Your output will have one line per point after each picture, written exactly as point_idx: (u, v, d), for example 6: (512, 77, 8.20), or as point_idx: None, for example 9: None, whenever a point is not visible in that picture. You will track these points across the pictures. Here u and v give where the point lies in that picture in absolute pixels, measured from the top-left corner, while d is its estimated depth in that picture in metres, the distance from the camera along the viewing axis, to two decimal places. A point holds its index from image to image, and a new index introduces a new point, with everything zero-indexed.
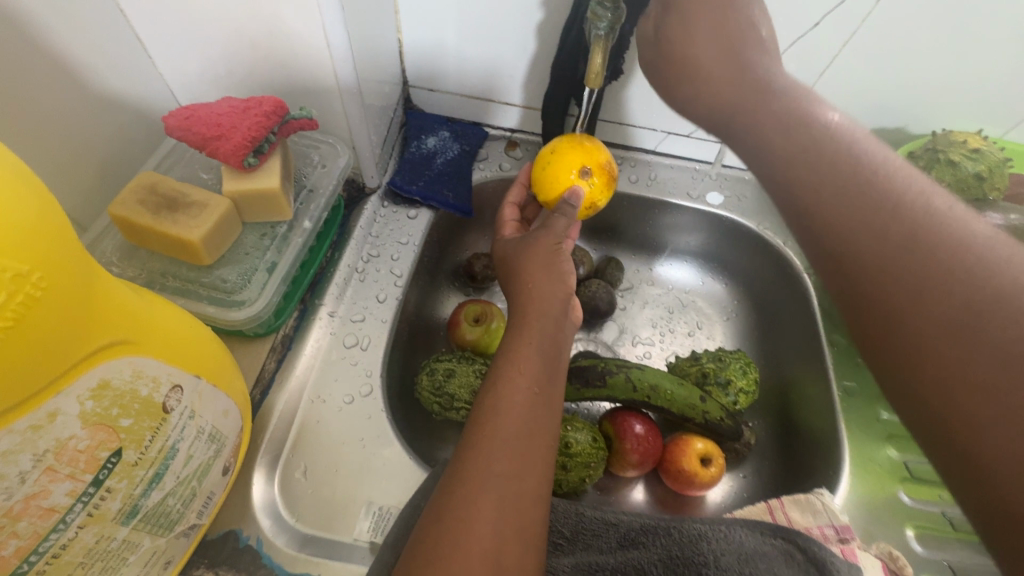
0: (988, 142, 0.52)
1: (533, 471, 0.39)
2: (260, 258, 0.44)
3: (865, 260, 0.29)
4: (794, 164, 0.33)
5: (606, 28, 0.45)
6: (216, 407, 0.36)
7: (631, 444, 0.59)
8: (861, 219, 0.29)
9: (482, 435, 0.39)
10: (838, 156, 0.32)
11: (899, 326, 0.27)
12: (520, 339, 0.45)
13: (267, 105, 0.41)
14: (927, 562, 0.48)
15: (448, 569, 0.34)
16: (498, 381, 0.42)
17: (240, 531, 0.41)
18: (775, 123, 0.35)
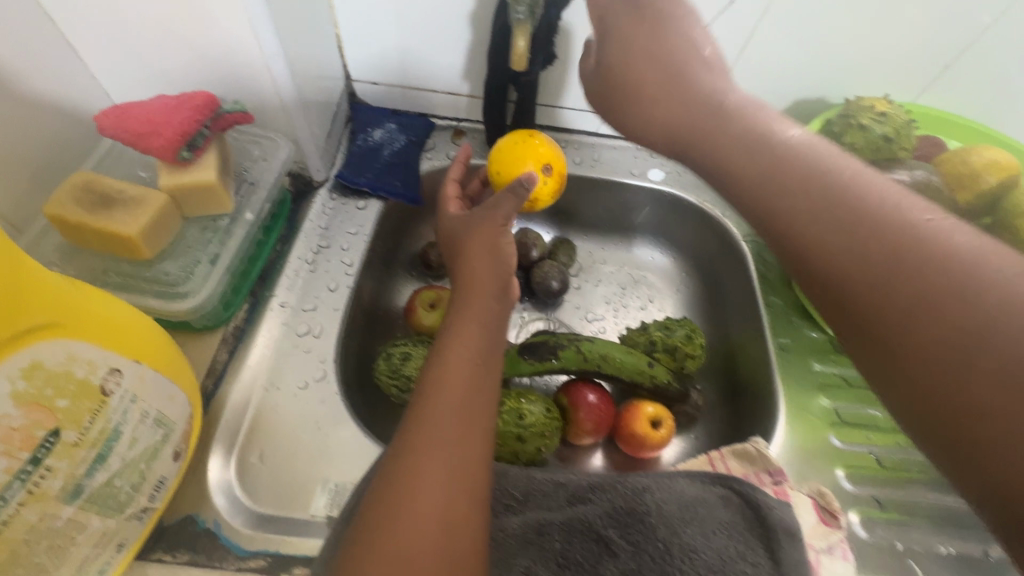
0: (894, 106, 0.56)
1: (476, 442, 0.40)
2: (203, 251, 0.45)
3: (855, 279, 0.27)
4: (763, 186, 0.31)
5: (525, 11, 0.52)
6: (162, 393, 0.37)
7: (585, 412, 0.61)
8: (857, 248, 0.27)
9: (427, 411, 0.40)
10: (800, 173, 0.30)
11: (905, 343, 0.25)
12: (464, 316, 0.46)
13: (199, 99, 0.42)
14: (856, 498, 0.51)
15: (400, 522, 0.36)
16: (442, 357, 0.43)
17: (198, 515, 0.42)
18: (741, 161, 0.33)
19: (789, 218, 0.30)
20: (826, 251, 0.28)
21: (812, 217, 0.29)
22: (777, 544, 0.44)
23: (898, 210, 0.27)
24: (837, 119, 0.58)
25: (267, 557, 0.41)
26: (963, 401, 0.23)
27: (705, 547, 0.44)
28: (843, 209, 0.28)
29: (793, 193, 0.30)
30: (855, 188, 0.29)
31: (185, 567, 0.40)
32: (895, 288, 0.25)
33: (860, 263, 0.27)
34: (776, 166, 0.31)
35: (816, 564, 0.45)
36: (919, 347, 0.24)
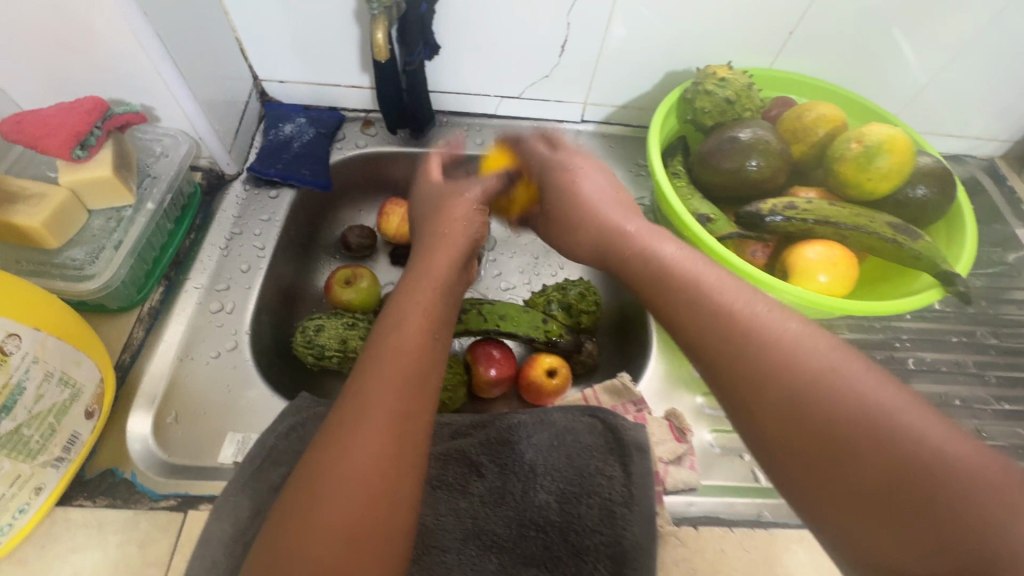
0: (735, 71, 0.63)
1: (417, 432, 0.36)
2: (107, 239, 0.51)
3: (758, 391, 0.32)
4: (684, 312, 0.37)
5: (379, 8, 0.60)
6: (66, 357, 0.43)
7: (489, 366, 0.68)
8: (749, 364, 0.33)
9: (363, 394, 0.35)
10: (699, 300, 0.37)
11: (764, 411, 0.32)
12: (416, 292, 0.42)
13: (89, 103, 0.48)
14: (714, 419, 0.58)
15: (331, 502, 0.32)
16: (385, 336, 0.39)
17: (116, 468, 0.48)
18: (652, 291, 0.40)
19: (675, 314, 0.38)
20: (719, 354, 0.34)
21: (693, 313, 0.37)
22: (629, 459, 0.51)
23: (760, 322, 0.34)
24: (689, 89, 0.64)
25: (176, 497, 0.47)
26: (837, 464, 0.28)
27: (566, 465, 0.51)
28: (709, 305, 0.36)
29: (679, 295, 0.38)
30: (719, 290, 0.37)
31: (103, 510, 0.46)
32: (748, 370, 0.33)
33: (729, 361, 0.34)
34: (668, 277, 0.40)
35: (663, 474, 0.52)
36: (773, 411, 0.31)
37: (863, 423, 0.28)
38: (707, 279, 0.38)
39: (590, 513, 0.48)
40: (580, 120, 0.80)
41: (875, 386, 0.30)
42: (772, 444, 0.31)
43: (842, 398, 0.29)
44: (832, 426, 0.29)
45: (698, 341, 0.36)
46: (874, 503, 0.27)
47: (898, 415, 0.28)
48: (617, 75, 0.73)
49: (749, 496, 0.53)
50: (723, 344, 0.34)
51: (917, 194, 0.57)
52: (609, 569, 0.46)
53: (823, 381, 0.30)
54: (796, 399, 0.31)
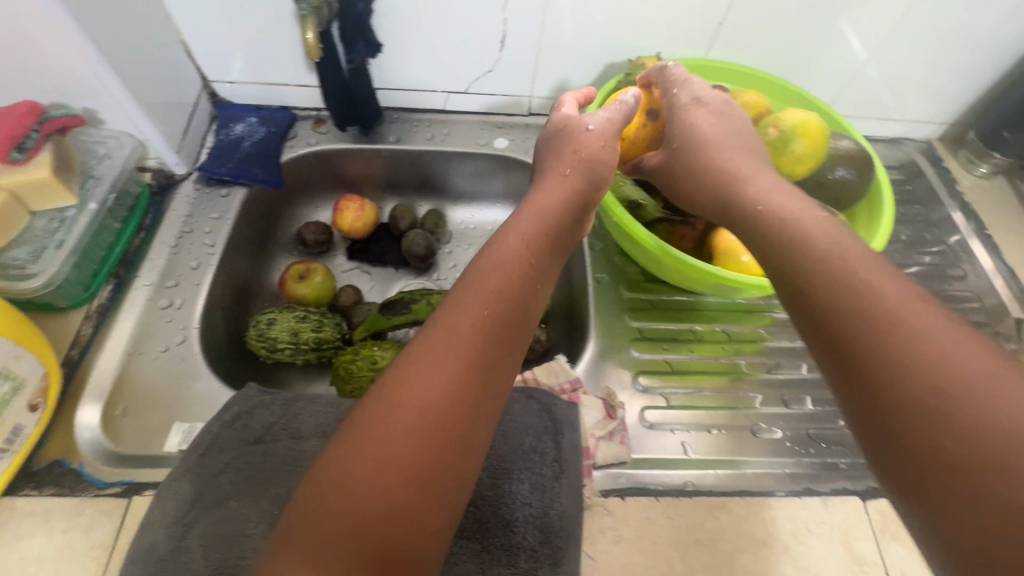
0: (664, 62, 0.65)
1: (493, 390, 0.36)
2: (50, 239, 0.53)
3: (875, 354, 0.31)
4: (818, 271, 0.37)
5: (307, 9, 0.63)
6: (5, 351, 0.45)
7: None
8: (876, 327, 0.32)
9: (447, 337, 0.36)
10: (836, 265, 0.37)
11: (875, 374, 0.31)
12: (517, 251, 0.43)
13: (23, 107, 0.50)
14: (646, 395, 0.61)
15: (389, 421, 0.33)
16: (478, 287, 0.40)
17: (65, 459, 0.50)
18: (789, 252, 0.40)
19: (798, 274, 0.39)
20: (846, 313, 0.34)
21: (816, 271, 0.37)
22: (561, 435, 0.54)
23: (907, 305, 0.32)
24: (622, 81, 0.66)
25: (122, 484, 0.49)
26: (943, 436, 0.27)
27: (501, 443, 0.53)
28: (849, 273, 0.36)
29: (812, 250, 0.39)
30: (848, 257, 0.37)
31: (51, 498, 0.48)
32: (875, 332, 0.32)
33: (859, 324, 0.33)
34: (808, 244, 0.39)
35: (592, 449, 0.54)
36: (867, 368, 0.31)
37: (958, 390, 0.28)
38: (836, 241, 0.39)
39: (521, 487, 0.51)
40: (528, 114, 0.83)
41: (990, 368, 0.28)
42: (875, 406, 0.30)
43: (938, 365, 0.29)
44: (923, 388, 0.29)
45: (823, 299, 0.36)
46: (964, 479, 0.26)
47: (999, 386, 0.27)
48: (559, 68, 0.75)
49: (676, 468, 0.55)
50: (851, 303, 0.34)
51: (835, 176, 0.60)
52: (536, 538, 0.48)
53: (929, 347, 0.30)
54: (897, 358, 0.30)
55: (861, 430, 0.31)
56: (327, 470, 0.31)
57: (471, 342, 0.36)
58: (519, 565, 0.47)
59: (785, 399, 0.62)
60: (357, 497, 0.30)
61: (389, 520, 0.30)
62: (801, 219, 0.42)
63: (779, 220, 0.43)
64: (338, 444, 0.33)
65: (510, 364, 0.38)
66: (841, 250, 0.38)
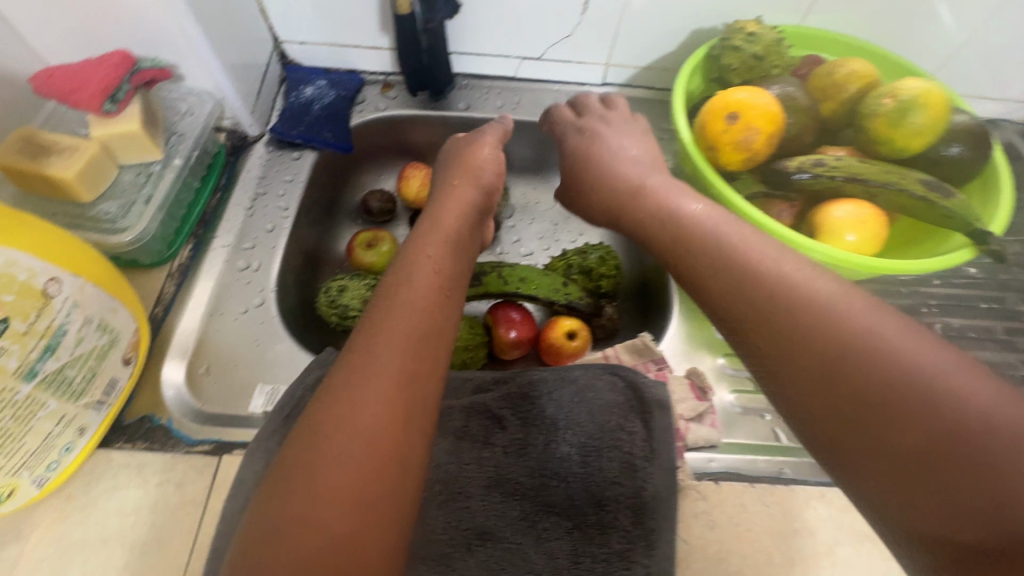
0: (765, 26, 0.61)
1: (428, 394, 0.35)
2: (138, 194, 0.52)
3: (797, 350, 0.33)
4: (723, 277, 0.38)
5: None
6: (104, 303, 0.44)
7: (510, 328, 0.68)
8: (794, 321, 0.34)
9: (370, 356, 0.35)
10: (737, 263, 0.38)
11: (799, 370, 0.33)
12: (425, 261, 0.43)
13: (117, 56, 0.49)
14: (735, 378, 0.58)
15: (326, 453, 0.31)
16: (392, 304, 0.38)
17: (153, 416, 0.50)
18: (697, 259, 0.41)
19: (710, 286, 0.39)
20: (763, 315, 0.35)
21: (721, 281, 0.38)
22: (649, 415, 0.52)
23: (812, 292, 0.35)
24: (717, 45, 0.63)
25: (211, 443, 0.49)
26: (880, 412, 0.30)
27: (587, 420, 0.52)
28: (749, 270, 0.37)
29: (706, 254, 0.40)
30: (748, 255, 0.38)
31: (142, 453, 0.48)
32: (787, 331, 0.34)
33: (780, 323, 0.34)
34: (713, 245, 0.40)
35: (683, 431, 0.52)
36: (796, 364, 0.33)
37: (877, 364, 0.30)
38: (727, 237, 0.40)
39: (610, 465, 0.49)
40: (603, 82, 0.79)
41: (886, 329, 0.32)
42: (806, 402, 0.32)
43: (853, 339, 0.32)
44: (877, 399, 0.30)
45: (739, 303, 0.37)
46: (916, 450, 0.28)
47: (898, 348, 0.31)
48: (640, 34, 0.71)
49: (769, 454, 0.53)
50: (760, 303, 0.36)
51: (950, 152, 0.55)
52: (628, 519, 0.46)
53: (862, 342, 0.31)
54: (826, 361, 0.32)
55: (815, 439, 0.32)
56: (274, 518, 0.30)
57: (399, 355, 0.35)
58: (611, 545, 0.46)
59: None
60: (312, 540, 0.29)
61: (358, 543, 0.29)
62: (704, 220, 0.43)
63: (677, 229, 0.44)
64: (274, 492, 0.31)
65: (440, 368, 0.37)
66: (740, 248, 0.39)
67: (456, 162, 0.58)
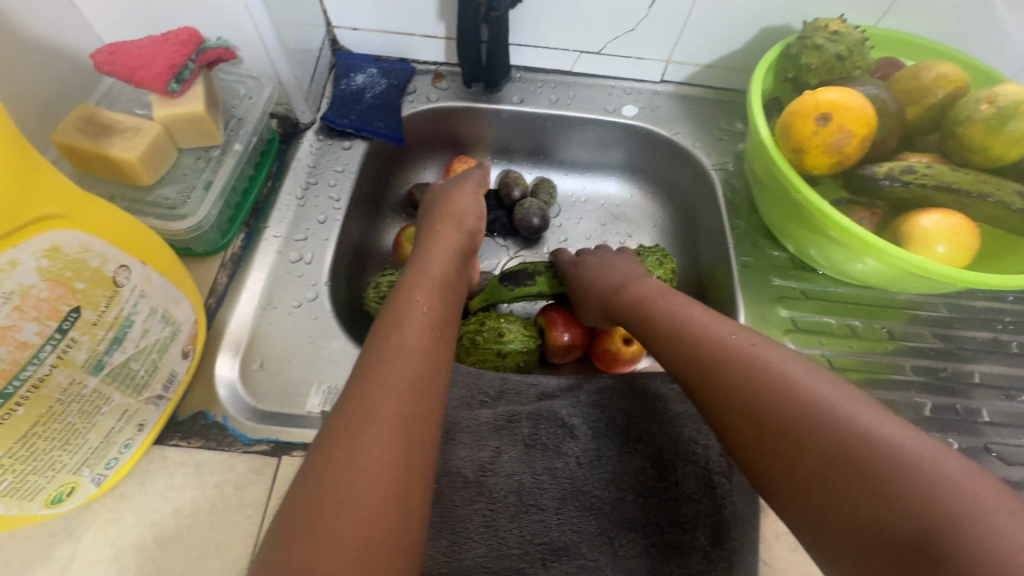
0: (849, 25, 0.58)
1: (426, 433, 0.35)
2: (197, 178, 0.50)
3: (734, 401, 0.35)
4: (678, 341, 0.41)
5: None
6: (167, 294, 0.41)
7: (564, 331, 0.65)
8: (731, 378, 0.36)
9: (367, 397, 0.34)
10: (687, 332, 0.41)
11: (740, 422, 0.34)
12: (421, 302, 0.42)
13: (184, 34, 0.46)
14: None
15: (329, 492, 0.30)
16: (388, 348, 0.37)
17: (207, 412, 0.48)
18: (664, 327, 0.44)
19: (670, 348, 0.42)
20: (709, 377, 0.37)
21: (675, 344, 0.41)
22: None
23: (746, 350, 0.37)
24: (796, 43, 0.60)
25: (269, 442, 0.46)
26: (800, 448, 0.31)
27: (661, 433, 0.49)
28: (693, 334, 0.40)
29: (663, 323, 0.44)
30: (692, 320, 0.42)
31: (199, 451, 0.45)
32: (723, 387, 0.36)
33: (718, 383, 0.36)
34: (668, 319, 0.44)
35: None
36: (733, 418, 0.35)
37: (795, 407, 0.32)
38: (679, 311, 0.44)
39: (688, 481, 0.46)
40: (660, 80, 0.77)
41: (804, 375, 0.33)
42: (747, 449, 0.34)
43: (777, 386, 0.33)
44: (796, 438, 0.31)
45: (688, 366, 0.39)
46: (833, 483, 0.29)
47: (810, 391, 0.32)
48: (706, 30, 0.69)
49: None
50: (705, 362, 0.38)
51: None
52: (707, 538, 0.44)
53: (783, 388, 0.33)
54: (749, 405, 0.34)
55: (750, 473, 0.34)
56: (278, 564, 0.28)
57: (394, 394, 0.34)
58: (692, 568, 0.43)
59: (957, 408, 0.57)
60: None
61: None
62: (664, 302, 0.47)
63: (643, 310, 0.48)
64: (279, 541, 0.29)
65: (437, 408, 0.36)
66: (689, 318, 0.42)
67: (438, 211, 0.57)
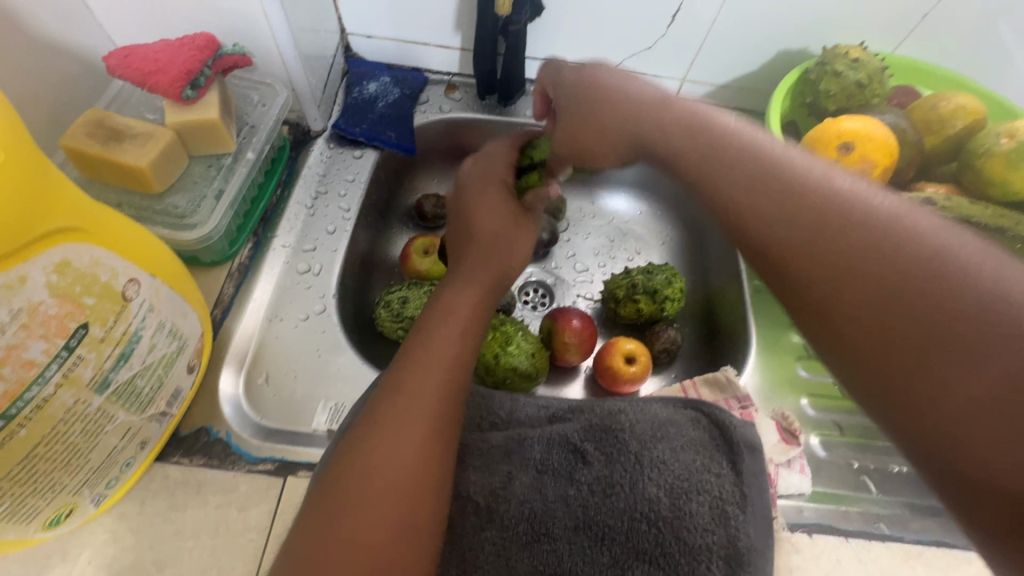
0: (868, 52, 0.58)
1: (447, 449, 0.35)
2: (208, 187, 0.49)
3: (850, 300, 0.29)
4: (771, 210, 0.33)
5: None
6: (175, 307, 0.40)
7: (570, 334, 0.64)
8: (850, 264, 0.29)
9: (400, 408, 0.34)
10: (786, 192, 0.32)
11: (856, 330, 0.29)
12: (461, 306, 0.39)
13: (200, 40, 0.45)
14: (819, 423, 0.56)
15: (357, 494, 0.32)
16: (424, 356, 0.36)
17: (210, 427, 0.46)
18: (745, 186, 0.34)
19: (761, 225, 0.33)
20: (812, 273, 0.30)
21: (772, 218, 0.33)
22: (738, 458, 0.48)
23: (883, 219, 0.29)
24: (816, 68, 0.60)
25: (274, 462, 0.45)
26: (950, 354, 0.25)
27: (672, 459, 0.48)
28: (795, 198, 0.32)
29: (748, 178, 0.34)
30: (832, 186, 0.31)
31: (201, 469, 0.44)
32: (839, 275, 0.29)
33: (836, 267, 0.29)
34: (757, 171, 0.34)
35: (774, 477, 0.50)
36: (847, 322, 0.29)
37: (950, 300, 0.26)
38: (771, 159, 0.34)
39: (701, 510, 0.45)
40: None
41: (965, 259, 0.27)
42: (864, 363, 0.29)
43: (924, 273, 0.27)
44: (949, 339, 0.26)
45: (788, 253, 0.32)
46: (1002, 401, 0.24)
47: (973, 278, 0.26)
48: (724, 50, 0.68)
49: (863, 506, 0.50)
50: (809, 244, 0.31)
51: None
52: (722, 570, 0.43)
53: (929, 278, 0.27)
54: (881, 296, 0.28)
55: (870, 386, 0.29)
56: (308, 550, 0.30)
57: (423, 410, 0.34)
58: None
59: None
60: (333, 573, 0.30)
61: None
62: (751, 140, 0.36)
63: (710, 145, 0.37)
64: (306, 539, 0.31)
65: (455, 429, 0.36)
66: (792, 169, 0.33)
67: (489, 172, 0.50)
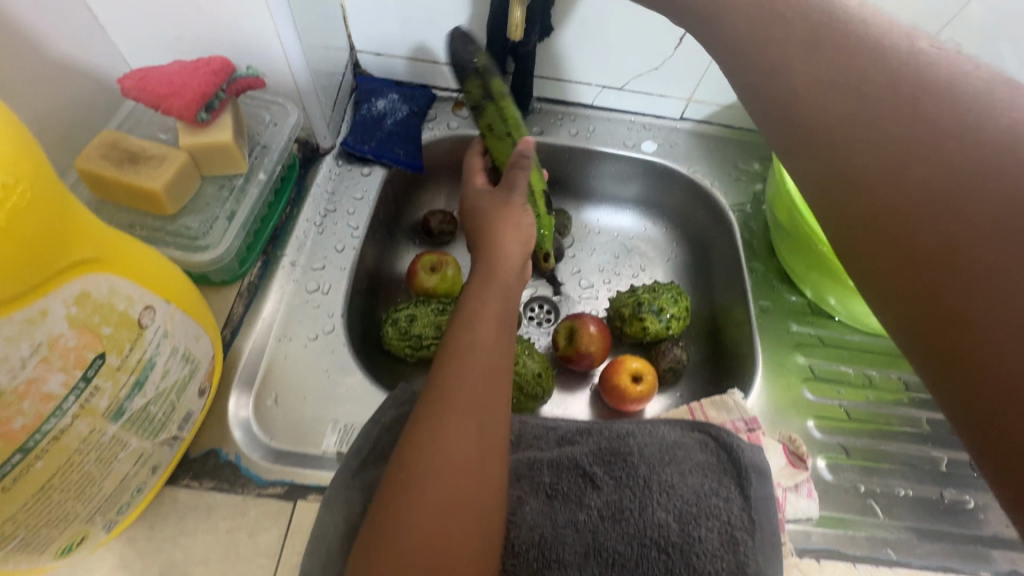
0: None
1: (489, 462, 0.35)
2: (220, 209, 0.49)
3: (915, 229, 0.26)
4: (843, 117, 0.30)
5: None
6: (188, 331, 0.40)
7: (587, 339, 0.65)
8: (922, 185, 0.26)
9: (439, 424, 0.35)
10: (864, 98, 0.30)
11: (923, 263, 0.25)
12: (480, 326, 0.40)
13: (215, 64, 0.45)
14: (825, 445, 0.56)
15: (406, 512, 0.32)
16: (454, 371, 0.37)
17: (220, 450, 0.46)
18: (816, 84, 0.31)
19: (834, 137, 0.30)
20: (876, 197, 0.28)
21: (849, 128, 0.30)
22: (747, 481, 0.48)
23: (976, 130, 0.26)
24: None
25: (283, 485, 0.45)
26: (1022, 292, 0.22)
27: (681, 483, 0.48)
28: (874, 108, 0.29)
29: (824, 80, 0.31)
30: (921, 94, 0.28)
31: (211, 493, 0.44)
32: (912, 198, 0.26)
33: (906, 192, 0.27)
34: (836, 71, 0.31)
35: (782, 501, 0.50)
36: (909, 256, 0.26)
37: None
38: (854, 55, 0.31)
39: (710, 536, 0.45)
40: (679, 117, 0.77)
41: None
42: (919, 305, 0.26)
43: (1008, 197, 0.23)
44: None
45: (853, 169, 0.29)
46: None
47: None
48: None
49: (869, 530, 0.51)
50: (881, 161, 0.28)
51: None
52: None
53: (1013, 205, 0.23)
54: (961, 221, 0.25)
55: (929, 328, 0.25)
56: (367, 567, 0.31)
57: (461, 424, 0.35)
58: None
59: None
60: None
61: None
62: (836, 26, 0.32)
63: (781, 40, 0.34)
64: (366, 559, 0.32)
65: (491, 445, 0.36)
66: (880, 66, 0.30)
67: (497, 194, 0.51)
